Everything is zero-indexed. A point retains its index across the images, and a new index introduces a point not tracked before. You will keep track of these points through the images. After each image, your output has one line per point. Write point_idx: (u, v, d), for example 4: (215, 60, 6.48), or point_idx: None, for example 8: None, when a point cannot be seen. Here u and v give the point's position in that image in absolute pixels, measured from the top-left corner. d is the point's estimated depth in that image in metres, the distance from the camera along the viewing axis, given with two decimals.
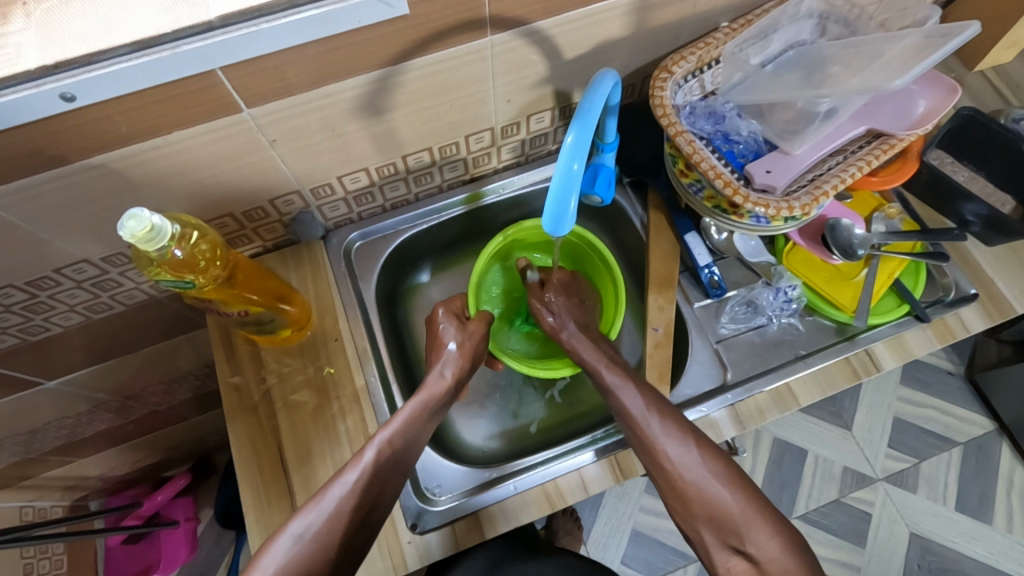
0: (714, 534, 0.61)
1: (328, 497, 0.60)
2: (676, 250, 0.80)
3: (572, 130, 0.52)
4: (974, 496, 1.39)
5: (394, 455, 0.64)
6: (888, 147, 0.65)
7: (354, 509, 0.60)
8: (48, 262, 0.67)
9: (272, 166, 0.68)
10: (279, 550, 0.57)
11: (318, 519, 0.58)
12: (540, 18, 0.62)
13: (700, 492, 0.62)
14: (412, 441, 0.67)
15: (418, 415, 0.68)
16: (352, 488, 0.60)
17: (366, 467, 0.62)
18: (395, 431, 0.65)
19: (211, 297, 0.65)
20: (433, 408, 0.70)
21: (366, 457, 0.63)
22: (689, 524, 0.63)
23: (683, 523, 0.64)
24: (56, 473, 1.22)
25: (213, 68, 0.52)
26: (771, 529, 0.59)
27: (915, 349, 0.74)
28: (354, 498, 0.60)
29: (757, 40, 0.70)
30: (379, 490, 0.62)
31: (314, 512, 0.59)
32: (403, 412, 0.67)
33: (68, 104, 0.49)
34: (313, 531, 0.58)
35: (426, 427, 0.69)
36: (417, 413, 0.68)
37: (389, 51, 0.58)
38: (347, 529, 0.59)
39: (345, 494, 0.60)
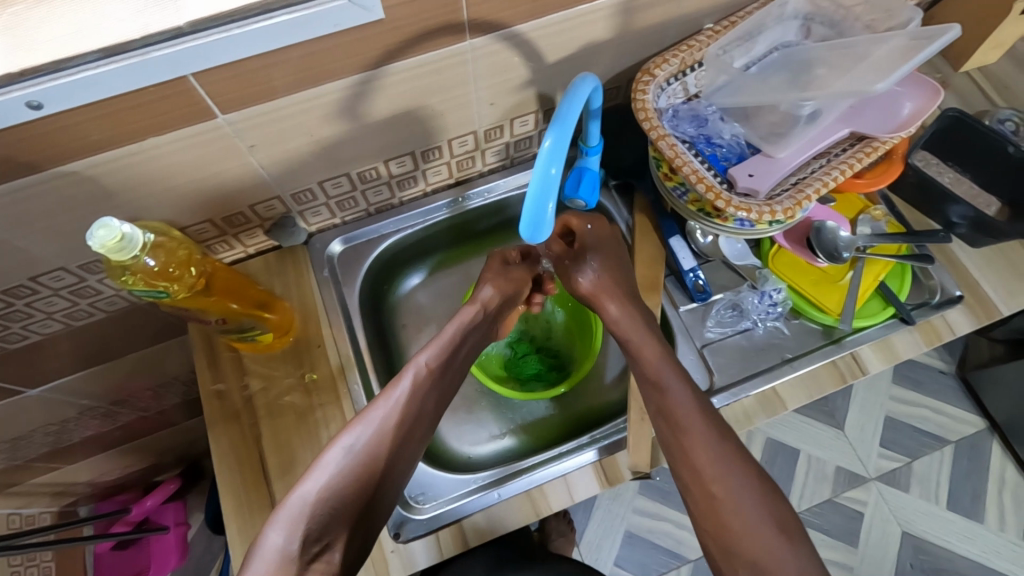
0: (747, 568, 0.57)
1: (374, 414, 0.63)
2: (661, 253, 0.79)
3: (549, 135, 0.51)
4: (966, 495, 1.39)
5: (433, 376, 0.68)
6: (871, 149, 0.64)
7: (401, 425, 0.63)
8: (24, 270, 0.66)
9: (251, 172, 0.67)
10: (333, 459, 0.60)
11: (367, 433, 0.62)
12: (521, 21, 0.61)
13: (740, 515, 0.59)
14: (449, 365, 0.71)
15: (453, 344, 0.72)
16: (399, 403, 0.64)
17: (409, 386, 0.66)
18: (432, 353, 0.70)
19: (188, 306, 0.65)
20: (469, 333, 0.74)
21: (409, 373, 0.67)
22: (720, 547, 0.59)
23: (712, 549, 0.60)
24: (44, 479, 1.21)
25: (185, 74, 0.51)
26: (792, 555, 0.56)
27: (902, 352, 0.74)
28: (399, 412, 0.64)
29: (742, 41, 0.70)
30: (424, 409, 0.66)
31: (364, 425, 0.62)
32: (438, 338, 0.72)
33: (36, 112, 0.48)
34: (366, 440, 0.61)
35: (464, 349, 0.73)
36: (454, 337, 0.72)
37: (368, 55, 0.58)
38: (394, 442, 0.62)
39: (391, 408, 0.64)
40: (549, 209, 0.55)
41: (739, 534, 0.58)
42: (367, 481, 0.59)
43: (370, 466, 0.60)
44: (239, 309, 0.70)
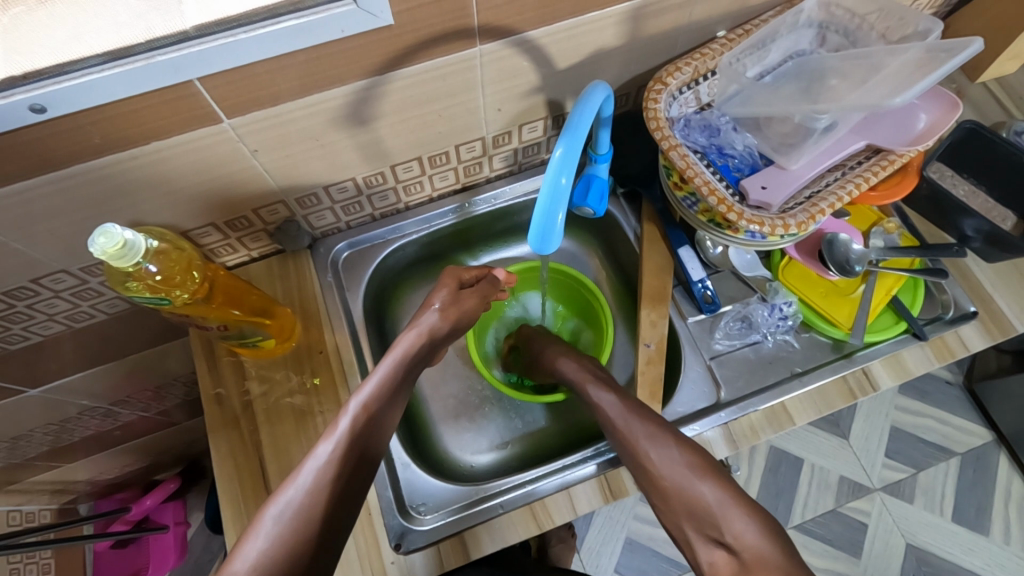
0: (695, 528, 0.59)
1: (301, 477, 0.58)
2: (669, 263, 0.78)
3: (560, 145, 0.50)
4: (972, 507, 1.37)
5: (368, 422, 0.63)
6: (887, 163, 0.63)
7: (334, 483, 0.58)
8: (24, 272, 0.65)
9: (255, 176, 0.66)
10: (263, 531, 0.54)
11: (296, 497, 0.57)
12: (531, 27, 0.60)
13: (682, 491, 0.60)
14: (388, 404, 0.66)
15: (390, 384, 0.67)
16: (328, 459, 0.59)
17: (340, 437, 0.61)
18: (368, 396, 0.64)
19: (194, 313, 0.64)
20: (408, 368, 0.70)
21: (339, 427, 0.62)
22: (673, 522, 0.61)
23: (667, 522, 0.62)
24: (45, 477, 1.21)
25: (189, 79, 0.50)
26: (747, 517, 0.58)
27: (913, 368, 0.73)
28: (330, 471, 0.59)
29: (755, 49, 0.68)
30: (362, 460, 0.61)
31: (291, 488, 0.57)
32: (375, 374, 0.67)
33: (39, 116, 0.47)
34: (295, 504, 0.56)
35: (400, 387, 0.68)
36: (388, 376, 0.67)
37: (374, 61, 0.57)
38: (327, 502, 0.57)
39: (320, 465, 0.59)
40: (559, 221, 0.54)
41: (674, 496, 0.61)
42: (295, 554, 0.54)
43: (299, 536, 0.55)
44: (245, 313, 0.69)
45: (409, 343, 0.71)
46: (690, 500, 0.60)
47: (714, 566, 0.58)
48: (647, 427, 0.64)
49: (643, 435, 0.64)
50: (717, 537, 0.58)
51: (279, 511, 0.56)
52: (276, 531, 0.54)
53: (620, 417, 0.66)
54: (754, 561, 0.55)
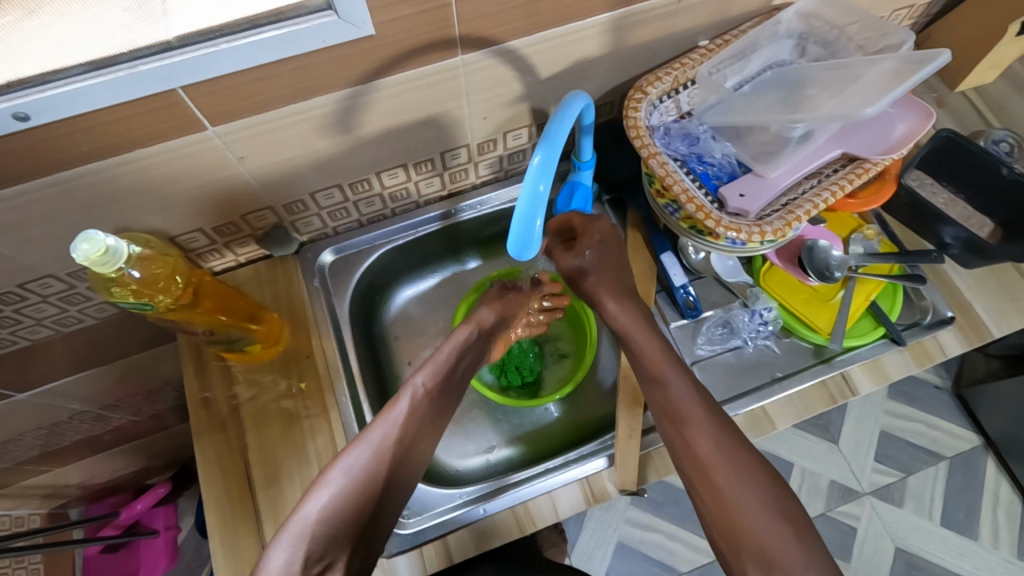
0: None
1: (369, 437, 0.61)
2: (653, 269, 0.79)
3: (537, 154, 0.51)
4: (960, 511, 1.38)
5: (432, 400, 0.67)
6: (863, 171, 0.64)
7: (397, 453, 0.61)
8: (12, 277, 0.66)
9: (242, 183, 0.67)
10: (331, 483, 0.57)
11: (365, 454, 0.59)
12: (513, 37, 0.61)
13: (754, 529, 0.55)
14: (446, 388, 0.70)
15: (453, 365, 0.70)
16: (395, 426, 0.62)
17: (408, 409, 0.64)
18: (433, 373, 0.68)
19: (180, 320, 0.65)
20: (471, 353, 0.73)
21: (408, 397, 0.65)
22: (737, 564, 0.56)
23: (729, 563, 0.57)
24: (35, 481, 1.21)
25: (174, 87, 0.51)
26: None
27: (892, 372, 0.74)
28: (398, 435, 0.62)
29: (735, 60, 0.70)
30: (419, 433, 0.65)
31: (359, 446, 0.60)
32: (440, 354, 0.70)
33: (24, 124, 0.48)
34: (362, 463, 0.59)
35: (457, 373, 0.71)
36: (450, 360, 0.70)
37: (358, 70, 0.58)
38: (386, 467, 0.60)
39: (386, 431, 0.62)
40: (536, 228, 0.55)
41: (744, 528, 0.56)
42: (356, 512, 0.56)
43: (363, 496, 0.57)
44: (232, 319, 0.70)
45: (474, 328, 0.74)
46: (761, 545, 0.54)
47: None
48: (718, 438, 0.60)
49: (716, 456, 0.59)
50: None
51: (345, 467, 0.58)
52: (344, 484, 0.57)
53: (688, 406, 0.63)
54: None
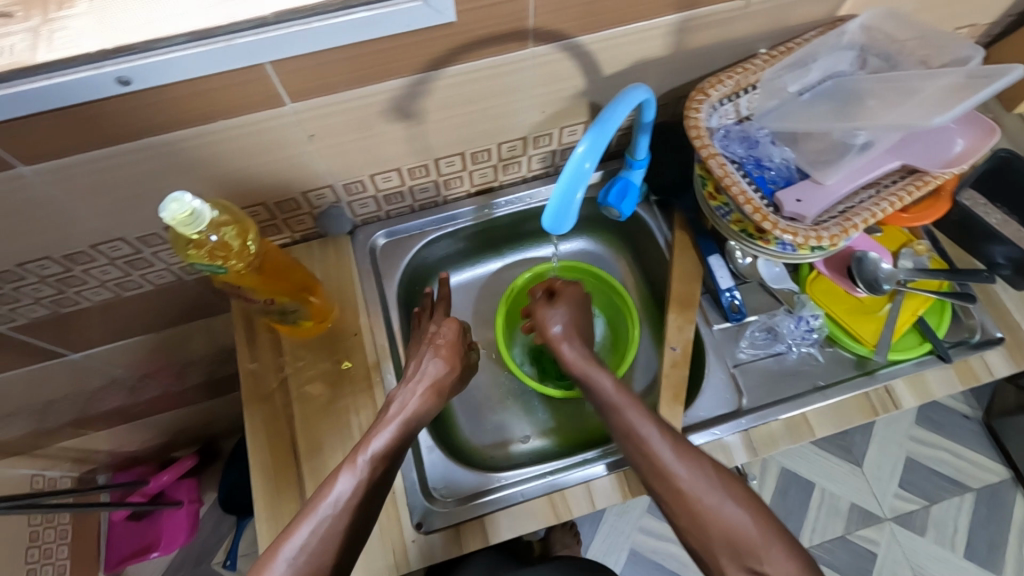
0: (733, 561, 0.57)
1: (312, 518, 0.57)
2: (698, 270, 0.79)
3: (586, 138, 0.54)
4: (984, 544, 1.36)
5: (384, 468, 0.61)
6: (922, 183, 0.64)
7: (348, 529, 0.57)
8: (86, 238, 0.69)
9: (308, 162, 0.69)
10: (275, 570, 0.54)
11: (310, 539, 0.55)
12: (581, 33, 0.63)
13: (714, 515, 0.58)
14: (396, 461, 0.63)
15: (403, 434, 0.63)
16: (340, 504, 0.58)
17: (359, 478, 0.59)
18: (383, 442, 0.62)
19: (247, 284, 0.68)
20: (415, 423, 0.66)
21: (358, 466, 0.60)
22: (706, 551, 0.58)
23: (695, 553, 0.60)
24: (67, 444, 1.27)
25: (262, 62, 0.53)
26: (786, 553, 0.56)
27: (935, 389, 0.73)
28: (346, 518, 0.57)
29: (795, 68, 0.70)
30: (368, 507, 0.59)
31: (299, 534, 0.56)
32: (392, 423, 0.64)
33: (124, 88, 0.51)
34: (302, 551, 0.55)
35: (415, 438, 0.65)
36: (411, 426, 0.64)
37: (431, 56, 0.59)
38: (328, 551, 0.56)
39: (334, 509, 0.57)
40: (574, 204, 0.58)
41: (705, 514, 0.58)
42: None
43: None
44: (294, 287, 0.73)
45: (421, 398, 0.67)
46: (728, 529, 0.57)
47: None
48: (674, 442, 0.62)
49: (670, 450, 0.61)
50: (754, 570, 0.56)
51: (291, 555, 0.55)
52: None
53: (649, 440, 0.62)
54: None
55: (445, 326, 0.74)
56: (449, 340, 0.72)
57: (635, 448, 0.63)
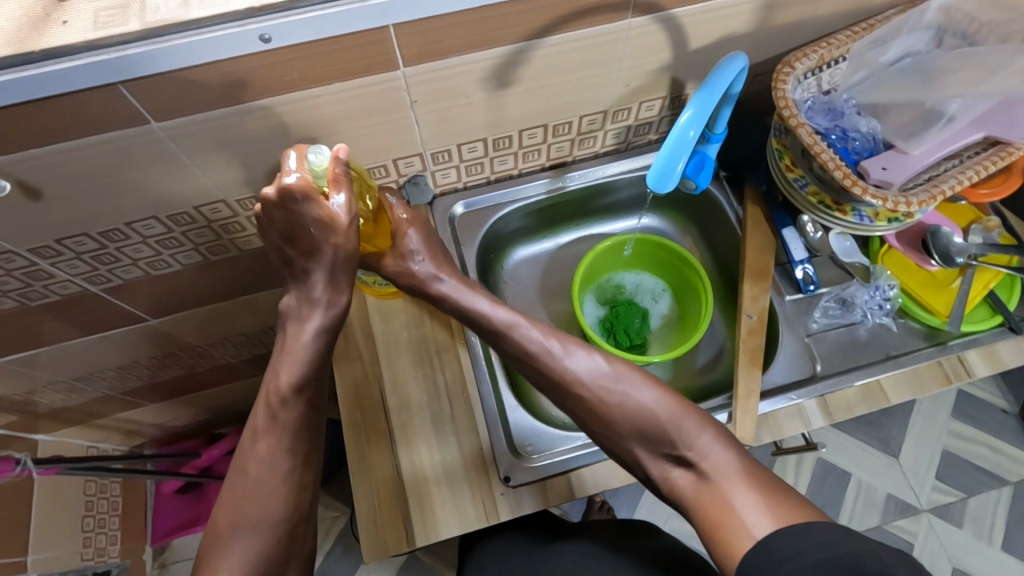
0: (647, 448, 0.62)
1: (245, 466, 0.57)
2: (772, 243, 0.82)
3: (692, 104, 0.58)
4: (1022, 539, 1.36)
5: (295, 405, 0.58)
6: (1006, 154, 0.65)
7: (287, 477, 0.57)
8: (191, 198, 0.73)
9: (406, 129, 0.72)
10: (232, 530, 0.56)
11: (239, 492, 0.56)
12: (677, 5, 0.66)
13: (626, 412, 0.62)
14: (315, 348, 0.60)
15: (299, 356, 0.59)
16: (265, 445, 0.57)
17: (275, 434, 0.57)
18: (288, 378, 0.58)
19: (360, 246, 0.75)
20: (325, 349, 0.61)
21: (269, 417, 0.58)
22: (619, 444, 0.63)
23: (611, 445, 0.64)
24: (124, 415, 1.32)
25: (389, 24, 0.56)
26: (699, 427, 0.61)
27: (1007, 359, 0.75)
28: (275, 471, 0.57)
29: (877, 44, 0.72)
30: (309, 456, 0.59)
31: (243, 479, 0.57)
32: (295, 358, 0.59)
33: (264, 46, 0.54)
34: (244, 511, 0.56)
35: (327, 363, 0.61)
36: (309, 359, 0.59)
37: (536, 24, 0.62)
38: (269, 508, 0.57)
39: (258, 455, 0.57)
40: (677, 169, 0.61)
41: (618, 417, 0.62)
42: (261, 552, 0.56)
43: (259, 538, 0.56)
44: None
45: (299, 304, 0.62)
46: (639, 421, 0.62)
47: (672, 479, 0.62)
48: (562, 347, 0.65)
49: (561, 363, 0.64)
50: (666, 453, 0.62)
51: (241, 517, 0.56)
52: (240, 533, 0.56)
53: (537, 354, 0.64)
54: (717, 473, 0.60)
55: (304, 213, 0.57)
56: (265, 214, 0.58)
57: (530, 363, 0.65)
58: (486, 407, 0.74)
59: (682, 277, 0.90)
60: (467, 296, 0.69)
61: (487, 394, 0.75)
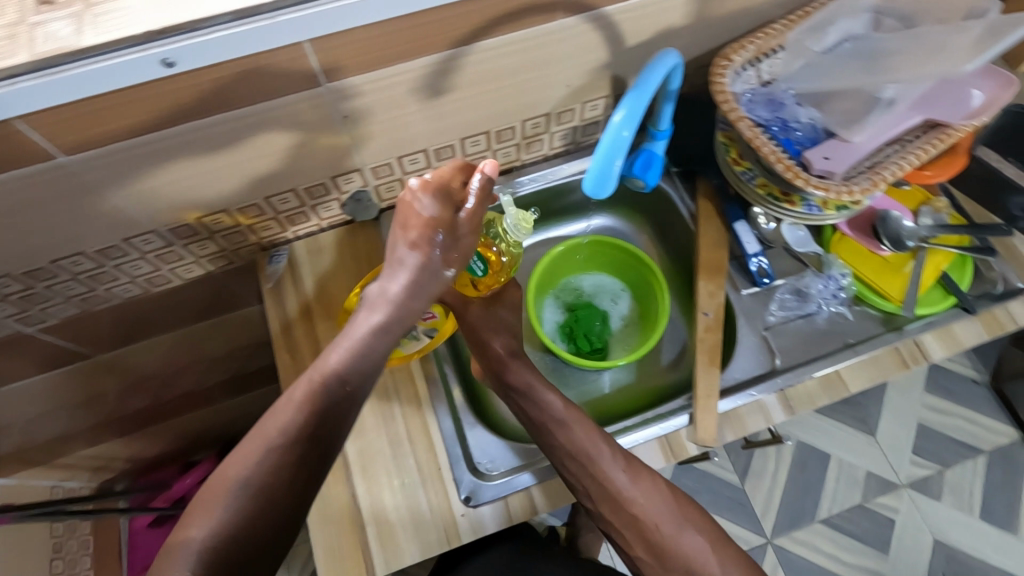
0: None
1: (251, 455, 0.46)
2: (725, 238, 0.81)
3: (623, 104, 0.55)
4: (1000, 505, 1.38)
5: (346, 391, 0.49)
6: (944, 138, 0.65)
7: (288, 485, 0.46)
8: (119, 230, 0.69)
9: (341, 145, 0.70)
10: (204, 527, 0.45)
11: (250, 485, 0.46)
12: (608, 3, 0.64)
13: (675, 544, 0.63)
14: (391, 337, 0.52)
15: (370, 342, 0.50)
16: (290, 437, 0.47)
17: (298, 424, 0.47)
18: (340, 359, 0.49)
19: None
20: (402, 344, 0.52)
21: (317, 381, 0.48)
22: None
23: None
24: (88, 451, 1.28)
25: (305, 40, 0.53)
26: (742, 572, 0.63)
27: (964, 340, 0.75)
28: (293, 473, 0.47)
29: (816, 31, 0.71)
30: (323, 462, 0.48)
31: (242, 475, 0.46)
32: (360, 329, 0.50)
33: (168, 69, 0.51)
34: (232, 517, 0.45)
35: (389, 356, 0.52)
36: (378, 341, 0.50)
37: (462, 31, 0.60)
38: (262, 522, 0.46)
39: (269, 452, 0.46)
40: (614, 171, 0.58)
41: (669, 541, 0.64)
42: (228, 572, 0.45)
43: (232, 551, 0.45)
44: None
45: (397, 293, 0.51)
46: (687, 557, 0.63)
47: None
48: (626, 464, 0.65)
49: (620, 475, 0.65)
50: None
51: (223, 515, 0.45)
52: (207, 545, 0.45)
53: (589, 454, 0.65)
54: None
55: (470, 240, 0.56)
56: (433, 215, 0.53)
57: (575, 467, 0.65)
58: (445, 427, 0.72)
59: (637, 275, 0.89)
60: (529, 378, 0.70)
61: (444, 413, 0.73)
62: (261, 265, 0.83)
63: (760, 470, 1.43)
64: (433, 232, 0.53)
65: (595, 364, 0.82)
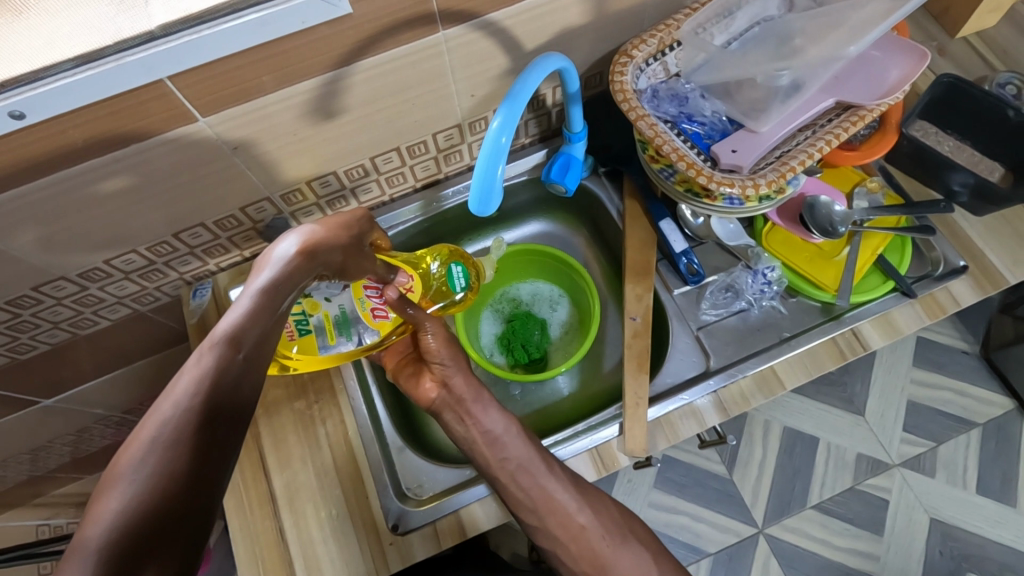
0: None
1: (146, 433, 0.38)
2: (652, 237, 0.79)
3: (499, 112, 0.52)
4: (995, 478, 1.24)
5: (238, 358, 0.43)
6: (858, 118, 0.62)
7: (200, 432, 0.39)
8: (26, 281, 0.68)
9: (240, 174, 0.68)
10: (102, 522, 0.35)
11: (154, 439, 0.38)
12: (492, 10, 0.61)
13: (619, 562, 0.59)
14: (285, 304, 0.48)
15: (265, 303, 0.46)
16: (191, 404, 0.40)
17: (201, 378, 0.41)
18: (233, 323, 0.44)
19: (415, 285, 0.72)
20: (292, 297, 0.50)
21: (211, 346, 0.43)
22: None
23: None
24: (69, 489, 1.28)
25: (161, 78, 0.51)
26: None
27: (904, 326, 0.72)
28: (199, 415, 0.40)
29: (720, 18, 0.68)
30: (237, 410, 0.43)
31: (140, 454, 0.37)
32: (243, 298, 0.46)
33: (20, 123, 0.49)
34: (134, 504, 0.36)
35: (284, 310, 0.48)
36: (267, 300, 0.47)
37: (338, 52, 0.58)
38: (170, 504, 0.37)
39: (167, 423, 0.39)
40: (498, 183, 0.55)
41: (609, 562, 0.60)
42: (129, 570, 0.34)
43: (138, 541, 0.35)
44: (418, 259, 0.76)
45: (290, 252, 0.51)
46: None
47: None
48: (565, 484, 0.62)
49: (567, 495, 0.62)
50: None
51: (121, 505, 0.36)
52: (106, 543, 0.35)
53: (525, 472, 0.61)
54: None
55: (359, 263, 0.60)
56: (356, 225, 0.61)
57: (512, 488, 0.61)
58: (371, 455, 0.71)
59: (574, 280, 0.88)
60: (468, 398, 0.64)
61: (371, 441, 0.72)
62: (185, 300, 0.83)
63: (744, 461, 1.31)
64: (350, 233, 0.59)
65: (525, 378, 0.80)
